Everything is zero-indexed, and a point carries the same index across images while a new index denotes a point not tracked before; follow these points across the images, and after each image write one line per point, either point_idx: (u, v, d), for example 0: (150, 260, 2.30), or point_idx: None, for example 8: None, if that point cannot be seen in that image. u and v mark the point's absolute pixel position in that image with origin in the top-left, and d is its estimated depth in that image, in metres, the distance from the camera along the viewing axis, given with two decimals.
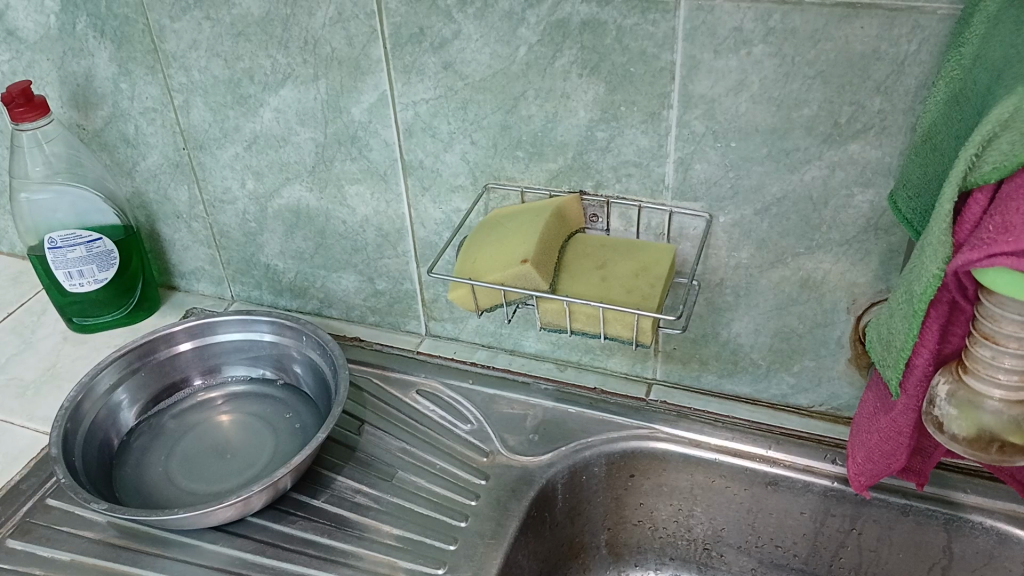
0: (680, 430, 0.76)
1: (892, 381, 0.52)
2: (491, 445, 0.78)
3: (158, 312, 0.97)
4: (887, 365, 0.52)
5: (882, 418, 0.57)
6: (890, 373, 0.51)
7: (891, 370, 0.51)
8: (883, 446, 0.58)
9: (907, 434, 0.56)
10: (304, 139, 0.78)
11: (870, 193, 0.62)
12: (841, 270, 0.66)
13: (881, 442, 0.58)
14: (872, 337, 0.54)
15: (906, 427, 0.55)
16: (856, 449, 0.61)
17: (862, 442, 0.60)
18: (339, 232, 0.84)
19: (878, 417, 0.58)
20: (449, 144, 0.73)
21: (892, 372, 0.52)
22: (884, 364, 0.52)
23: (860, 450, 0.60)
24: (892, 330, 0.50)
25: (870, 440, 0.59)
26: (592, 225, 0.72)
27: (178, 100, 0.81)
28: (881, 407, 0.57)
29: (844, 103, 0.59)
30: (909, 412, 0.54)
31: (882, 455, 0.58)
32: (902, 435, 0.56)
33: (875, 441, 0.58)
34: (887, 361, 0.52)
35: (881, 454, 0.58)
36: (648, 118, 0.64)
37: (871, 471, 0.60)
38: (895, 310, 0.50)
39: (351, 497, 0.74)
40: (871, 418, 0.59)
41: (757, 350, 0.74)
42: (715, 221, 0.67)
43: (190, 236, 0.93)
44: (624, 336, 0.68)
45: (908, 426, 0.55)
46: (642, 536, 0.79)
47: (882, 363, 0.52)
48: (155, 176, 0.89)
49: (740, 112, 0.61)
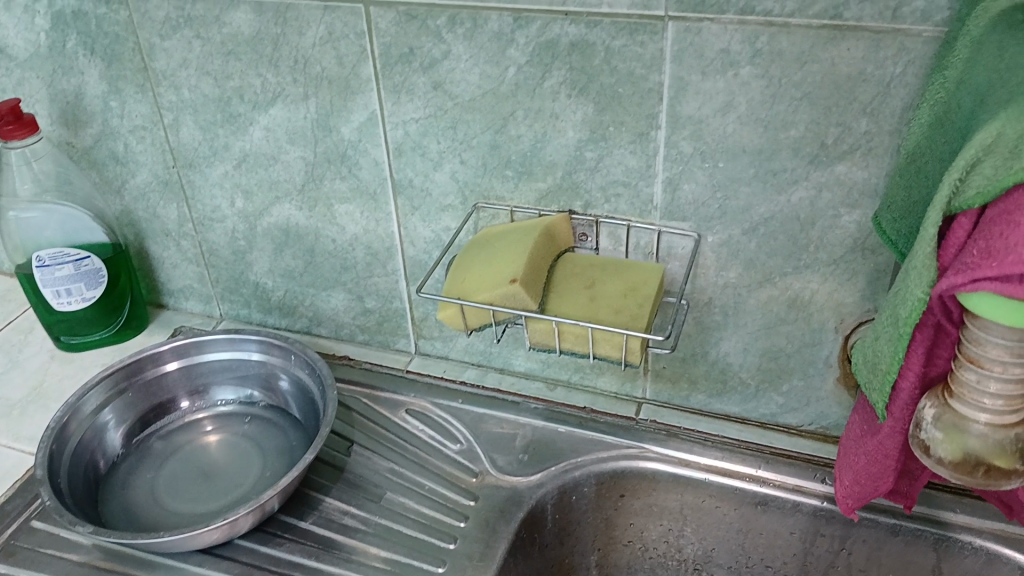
0: (669, 450, 0.76)
1: (880, 404, 0.51)
2: (480, 465, 0.77)
3: (146, 332, 0.97)
4: (872, 389, 0.52)
5: (868, 441, 0.56)
6: (876, 397, 0.51)
7: (878, 394, 0.51)
8: (871, 468, 0.57)
9: (894, 458, 0.55)
10: (293, 157, 0.78)
11: (857, 214, 0.62)
12: (829, 290, 0.66)
13: (868, 465, 0.57)
14: (859, 360, 0.53)
15: (893, 450, 0.55)
16: (844, 472, 0.60)
17: (849, 464, 0.59)
18: (328, 251, 0.84)
19: (864, 439, 0.57)
20: (439, 164, 0.73)
21: (879, 396, 0.51)
22: (869, 387, 0.52)
23: (847, 472, 0.60)
24: (879, 353, 0.50)
25: (858, 463, 0.58)
26: (581, 244, 0.72)
27: (168, 119, 0.81)
28: (868, 430, 0.57)
29: (830, 124, 0.59)
30: (895, 436, 0.54)
31: (869, 477, 0.58)
32: (889, 459, 0.55)
33: (862, 463, 0.57)
34: (873, 385, 0.51)
35: (869, 477, 0.58)
36: (636, 138, 0.65)
37: (858, 494, 0.60)
38: (880, 333, 0.50)
39: (338, 519, 0.73)
40: (857, 440, 0.58)
41: (745, 370, 0.74)
42: (703, 241, 0.68)
43: (179, 254, 0.93)
44: (613, 356, 0.67)
45: (896, 449, 0.55)
46: (632, 557, 0.79)
47: (869, 386, 0.52)
48: (143, 195, 0.89)
49: (727, 133, 0.62)
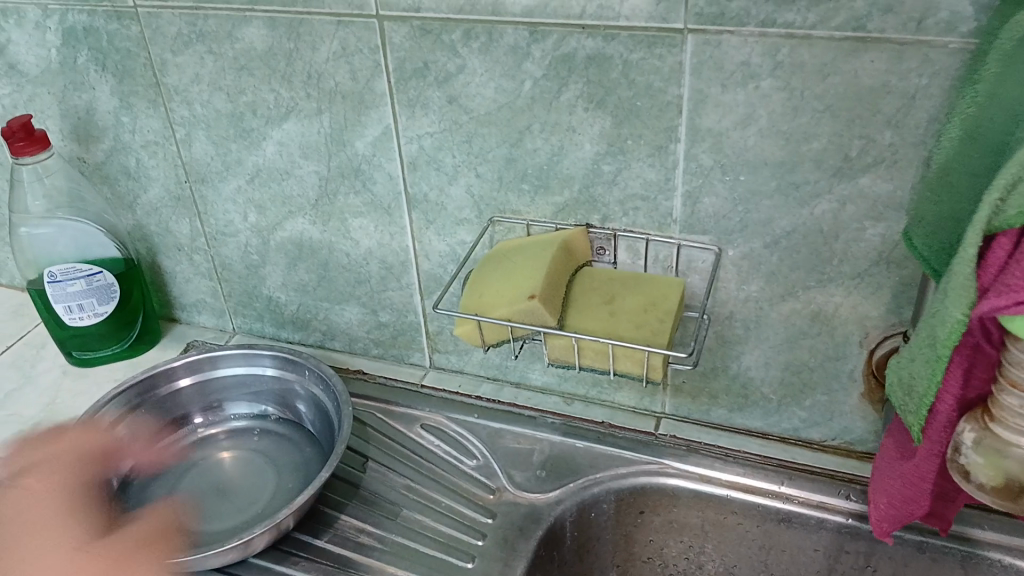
0: (689, 465, 0.75)
1: (916, 427, 0.49)
2: (497, 481, 0.77)
3: (159, 346, 0.96)
4: (908, 411, 0.49)
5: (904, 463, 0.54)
6: (912, 419, 0.49)
7: (914, 416, 0.49)
8: (906, 491, 0.54)
9: (930, 481, 0.52)
10: (307, 172, 0.78)
11: (881, 227, 0.61)
12: (853, 303, 0.65)
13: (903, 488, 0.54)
14: (890, 380, 0.51)
15: (930, 473, 0.52)
16: (877, 495, 0.58)
17: (883, 487, 0.57)
18: (342, 265, 0.84)
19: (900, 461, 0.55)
20: (454, 178, 0.72)
21: (914, 419, 0.49)
22: (905, 409, 0.50)
23: (880, 496, 0.57)
24: (914, 375, 0.48)
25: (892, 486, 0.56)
26: (599, 258, 0.71)
27: (181, 134, 0.81)
28: (904, 452, 0.55)
29: (853, 137, 0.58)
30: (932, 459, 0.51)
31: (903, 501, 0.55)
32: (925, 482, 0.53)
33: (896, 487, 0.55)
34: (908, 407, 0.49)
35: (903, 500, 0.55)
36: (654, 151, 0.64)
37: (892, 518, 0.57)
38: (916, 354, 0.48)
39: (354, 537, 0.72)
40: (892, 463, 0.56)
41: (767, 384, 0.73)
42: (724, 255, 0.67)
43: (192, 269, 0.92)
44: (634, 373, 0.66)
45: (933, 472, 0.52)
46: (652, 574, 0.77)
47: (903, 409, 0.50)
48: (156, 210, 0.89)
49: (747, 146, 0.61)
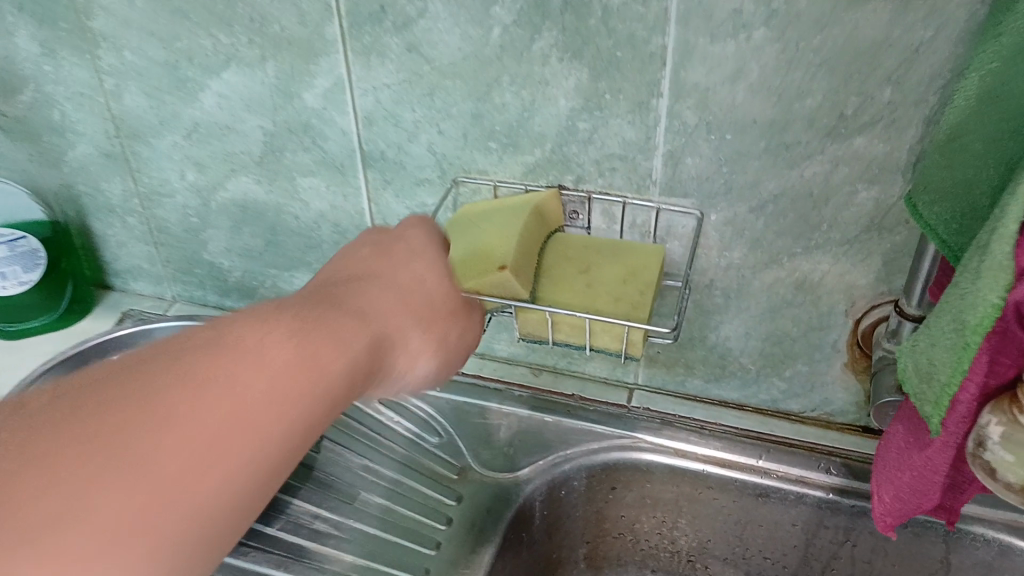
0: (663, 439, 0.72)
1: (933, 418, 0.44)
2: (463, 461, 0.73)
3: (92, 316, 0.89)
4: (926, 400, 0.44)
5: (915, 454, 0.49)
6: (931, 410, 0.44)
7: (933, 407, 0.43)
8: (915, 484, 0.50)
9: (943, 474, 0.47)
10: (250, 127, 0.71)
11: (874, 191, 0.57)
12: (840, 271, 0.62)
13: (913, 481, 0.50)
14: (906, 366, 0.46)
15: (943, 466, 0.47)
16: (883, 486, 0.53)
17: (890, 478, 0.52)
18: (291, 228, 0.77)
19: (910, 452, 0.50)
20: (414, 135, 0.66)
21: (933, 409, 0.44)
22: (922, 398, 0.45)
23: (887, 487, 0.53)
24: (935, 361, 0.43)
25: (901, 478, 0.51)
26: (572, 223, 0.67)
27: (109, 85, 0.72)
28: (914, 442, 0.50)
29: (850, 94, 0.54)
30: (946, 452, 0.46)
31: (912, 494, 0.50)
32: (937, 475, 0.48)
33: (905, 479, 0.50)
34: (927, 396, 0.44)
35: (912, 493, 0.50)
36: (634, 107, 0.59)
37: (899, 510, 0.53)
38: (939, 338, 0.43)
39: (308, 524, 0.67)
40: (901, 453, 0.51)
41: (746, 355, 0.70)
42: (706, 219, 0.62)
43: (126, 232, 0.85)
44: (612, 348, 0.63)
45: (946, 465, 0.47)
46: (623, 549, 0.75)
47: (921, 398, 0.45)
48: (84, 168, 0.80)
49: (736, 103, 0.56)
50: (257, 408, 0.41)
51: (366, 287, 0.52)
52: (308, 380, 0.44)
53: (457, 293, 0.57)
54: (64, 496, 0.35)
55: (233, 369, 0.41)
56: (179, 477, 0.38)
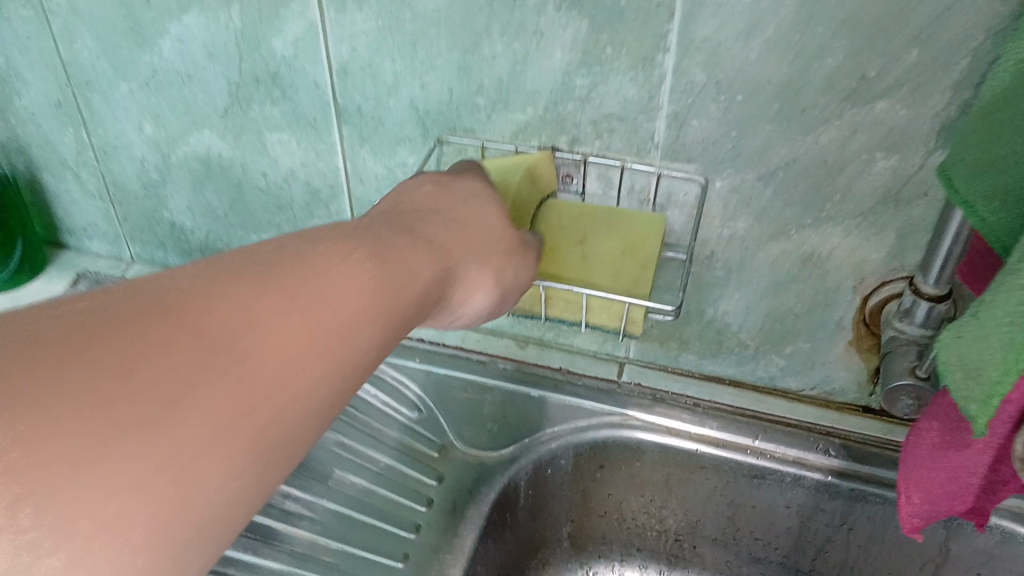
0: (655, 417, 0.69)
1: (980, 419, 0.39)
2: (445, 438, 0.70)
3: (45, 277, 0.83)
4: (970, 398, 0.39)
5: (949, 454, 0.47)
6: (978, 409, 0.39)
7: (981, 405, 0.38)
8: (949, 484, 0.48)
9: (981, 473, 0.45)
10: (213, 76, 0.65)
11: (894, 160, 0.53)
12: (850, 246, 0.58)
13: (946, 481, 0.48)
14: (945, 362, 0.41)
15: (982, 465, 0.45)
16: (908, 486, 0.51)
17: (917, 479, 0.50)
18: (258, 188, 0.72)
19: (942, 452, 0.48)
20: (394, 89, 0.61)
21: (980, 408, 0.39)
22: (967, 397, 0.40)
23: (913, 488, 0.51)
24: (985, 357, 0.38)
25: (931, 478, 0.49)
26: (565, 188, 0.62)
27: (57, 27, 0.66)
28: (946, 441, 0.48)
29: (874, 54, 0.49)
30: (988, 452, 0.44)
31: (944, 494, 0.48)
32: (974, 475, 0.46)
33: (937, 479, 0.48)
34: (974, 394, 0.39)
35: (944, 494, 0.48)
36: (638, 63, 0.53)
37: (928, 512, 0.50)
38: (990, 330, 0.38)
39: (279, 504, 0.62)
40: (930, 453, 0.49)
41: (745, 331, 0.66)
42: (710, 187, 0.58)
43: (80, 188, 0.79)
44: (608, 326, 0.61)
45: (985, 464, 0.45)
46: (608, 528, 0.73)
47: (965, 395, 0.40)
48: (32, 118, 0.74)
49: (749, 61, 0.51)
50: (345, 319, 0.35)
51: (427, 218, 0.46)
52: (387, 302, 0.38)
53: (513, 230, 0.52)
54: (159, 382, 0.27)
55: (324, 270, 0.35)
56: (270, 388, 0.31)
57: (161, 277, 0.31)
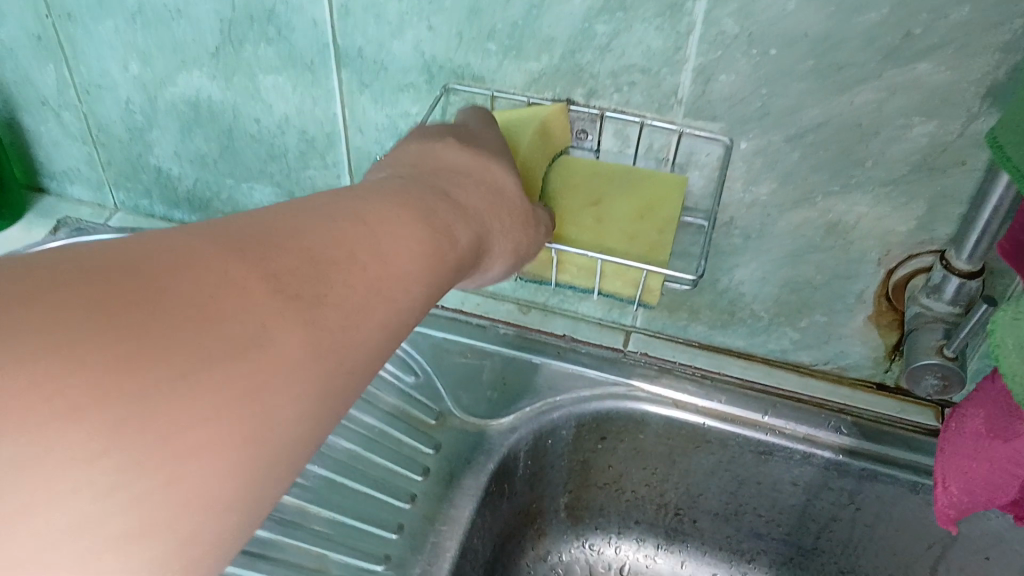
0: (659, 388, 0.66)
1: None
2: (441, 405, 0.66)
3: (23, 223, 0.79)
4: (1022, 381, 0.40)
5: (997, 445, 0.47)
6: None
7: None
8: (992, 476, 0.48)
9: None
10: (204, 12, 0.60)
11: (932, 125, 0.50)
12: (878, 215, 0.55)
13: (989, 473, 0.48)
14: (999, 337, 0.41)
15: None
16: (948, 475, 0.52)
17: (959, 469, 0.51)
18: (250, 134, 0.68)
19: (990, 442, 0.48)
20: (400, 31, 0.56)
21: None
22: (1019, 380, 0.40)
23: (954, 478, 0.51)
24: None
25: (974, 469, 0.49)
26: (579, 144, 0.59)
27: None
28: (995, 432, 0.48)
29: (922, 9, 0.45)
30: None
31: (985, 487, 0.49)
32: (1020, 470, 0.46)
33: (981, 470, 0.48)
34: None
35: (984, 486, 0.49)
36: (664, 10, 0.50)
37: (964, 504, 0.51)
38: None
39: None
40: (976, 442, 0.49)
41: (759, 301, 0.63)
42: (734, 148, 0.54)
43: (61, 130, 0.74)
44: (624, 294, 0.59)
45: None
46: (607, 499, 0.71)
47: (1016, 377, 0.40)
48: (9, 52, 0.69)
49: (786, 12, 0.47)
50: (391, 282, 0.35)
51: (459, 178, 0.45)
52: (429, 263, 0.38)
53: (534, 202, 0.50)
54: (228, 337, 0.27)
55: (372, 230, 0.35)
56: (332, 348, 0.32)
57: (214, 228, 0.31)
